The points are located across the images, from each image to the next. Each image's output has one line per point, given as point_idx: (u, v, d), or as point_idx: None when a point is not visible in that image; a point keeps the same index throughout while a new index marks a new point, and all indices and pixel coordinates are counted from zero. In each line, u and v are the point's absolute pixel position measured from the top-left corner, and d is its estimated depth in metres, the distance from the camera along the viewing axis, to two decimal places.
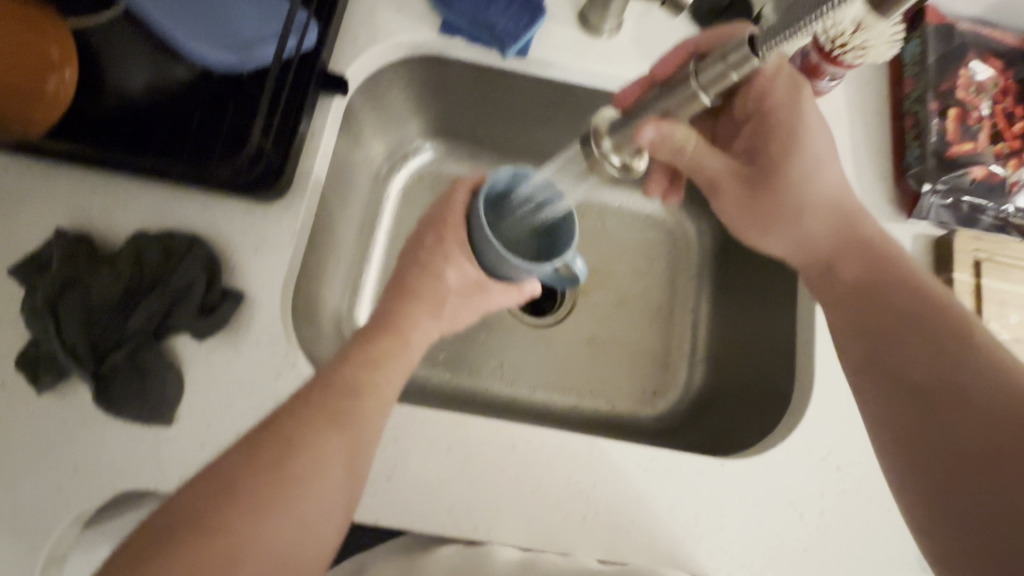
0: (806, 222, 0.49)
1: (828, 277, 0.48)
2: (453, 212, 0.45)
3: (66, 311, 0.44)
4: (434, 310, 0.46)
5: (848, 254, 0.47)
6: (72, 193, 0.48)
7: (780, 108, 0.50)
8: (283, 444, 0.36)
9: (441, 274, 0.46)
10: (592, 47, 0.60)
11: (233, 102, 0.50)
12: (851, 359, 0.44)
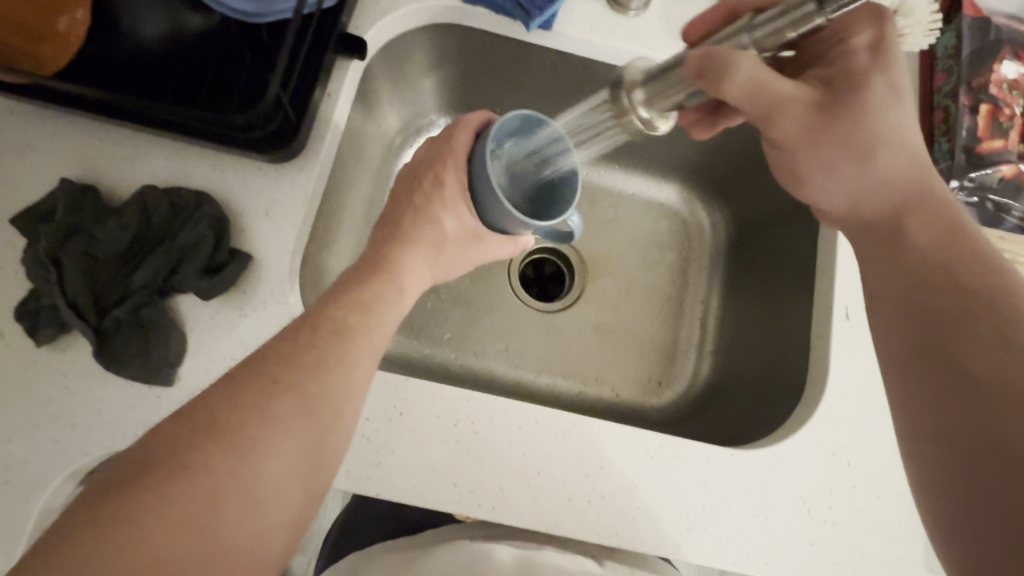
0: (877, 175, 0.42)
1: (895, 236, 0.41)
2: (454, 153, 0.45)
3: (68, 263, 0.42)
4: (429, 254, 0.47)
5: (916, 219, 0.41)
6: (81, 144, 0.47)
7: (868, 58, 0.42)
8: (287, 407, 0.35)
9: (438, 220, 0.47)
10: (618, 23, 0.58)
11: (249, 52, 0.48)
12: (901, 346, 0.38)
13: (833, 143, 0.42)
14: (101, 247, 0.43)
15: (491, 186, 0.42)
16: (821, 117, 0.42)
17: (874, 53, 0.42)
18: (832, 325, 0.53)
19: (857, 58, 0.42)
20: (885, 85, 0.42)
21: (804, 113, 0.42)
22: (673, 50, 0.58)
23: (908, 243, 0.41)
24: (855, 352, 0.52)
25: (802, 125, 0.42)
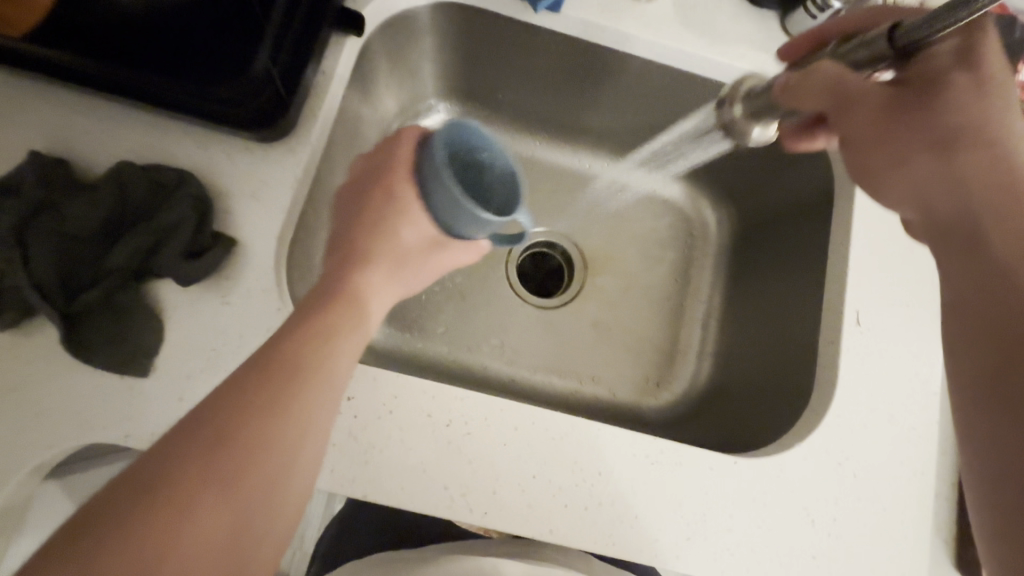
0: (959, 177, 0.38)
1: (976, 247, 0.36)
2: (401, 155, 0.42)
3: (37, 240, 0.39)
4: (392, 269, 0.43)
5: (1006, 231, 0.36)
6: (54, 114, 0.44)
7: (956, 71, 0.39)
8: (254, 411, 0.32)
9: (395, 231, 0.42)
10: (627, 9, 0.56)
11: (238, 22, 0.45)
12: (978, 371, 0.34)
13: (902, 138, 0.40)
14: (71, 226, 0.40)
15: (439, 184, 0.39)
16: (894, 113, 0.40)
17: (958, 60, 0.40)
18: (843, 330, 0.51)
19: (941, 59, 0.40)
20: (969, 88, 0.39)
21: (874, 107, 0.41)
22: (682, 39, 0.56)
23: (992, 256, 0.36)
24: (864, 358, 0.50)
25: (871, 121, 0.41)
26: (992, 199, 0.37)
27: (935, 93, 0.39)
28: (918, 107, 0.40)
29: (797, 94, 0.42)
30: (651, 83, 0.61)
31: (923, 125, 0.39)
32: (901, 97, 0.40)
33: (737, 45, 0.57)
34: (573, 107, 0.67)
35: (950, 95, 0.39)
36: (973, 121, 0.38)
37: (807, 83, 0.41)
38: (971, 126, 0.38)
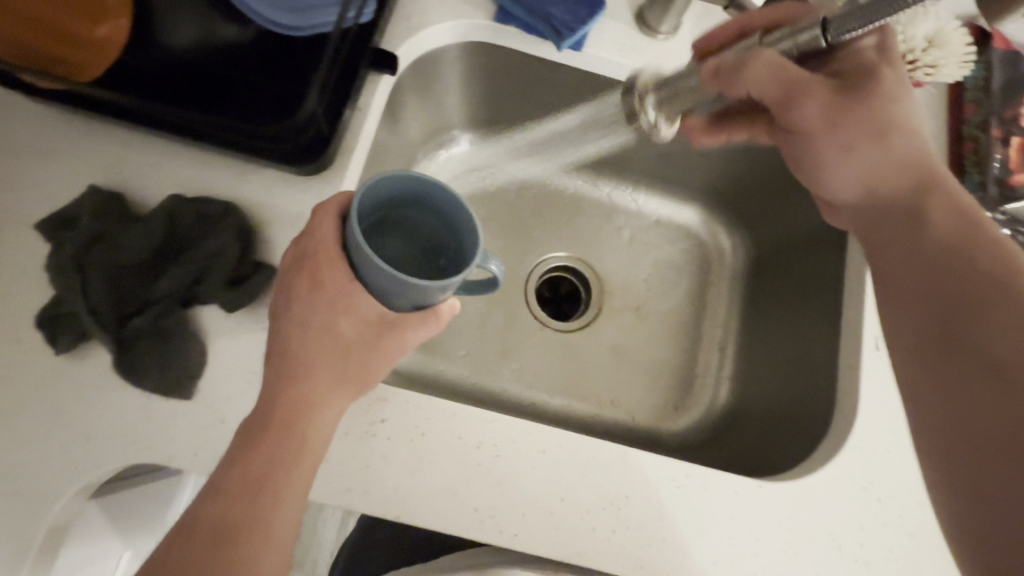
0: (892, 159, 0.41)
1: (918, 227, 0.40)
2: (322, 242, 0.37)
3: (93, 269, 0.42)
4: (334, 365, 0.38)
5: (935, 209, 0.40)
6: (108, 150, 0.47)
7: (887, 67, 0.42)
8: (293, 448, 0.37)
9: (334, 326, 0.38)
10: (647, 46, 0.58)
11: (283, 65, 0.48)
12: (924, 337, 0.36)
13: (850, 126, 0.41)
14: (124, 255, 0.43)
15: (382, 265, 0.34)
16: (841, 102, 0.41)
17: (880, 51, 0.43)
18: (861, 354, 0.52)
19: (868, 52, 0.43)
20: (895, 79, 0.42)
21: (827, 98, 0.41)
22: None
23: (924, 230, 0.39)
24: (885, 383, 0.51)
25: (823, 111, 0.42)
26: (912, 176, 0.41)
27: (871, 79, 0.42)
28: (862, 91, 0.41)
29: (741, 74, 0.42)
30: None
31: (867, 111, 0.41)
32: (845, 86, 0.42)
33: None
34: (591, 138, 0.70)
35: (884, 83, 0.42)
36: (901, 106, 0.42)
37: (751, 66, 0.41)
38: (899, 111, 0.42)
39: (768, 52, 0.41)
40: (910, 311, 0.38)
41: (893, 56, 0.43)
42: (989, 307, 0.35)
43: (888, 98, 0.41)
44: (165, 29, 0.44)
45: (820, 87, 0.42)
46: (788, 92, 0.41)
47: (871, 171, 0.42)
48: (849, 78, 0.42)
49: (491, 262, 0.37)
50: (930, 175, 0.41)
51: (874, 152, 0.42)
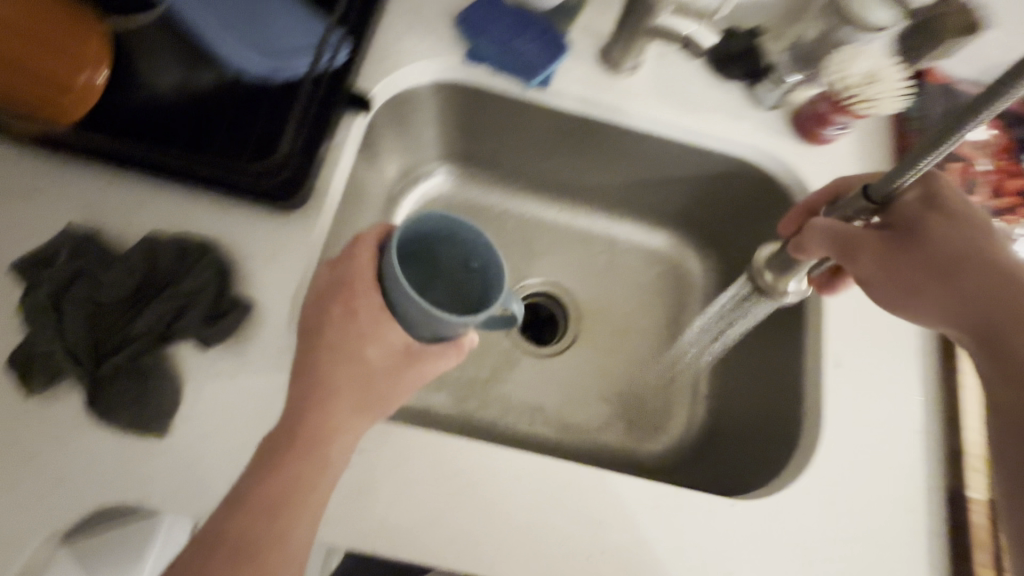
0: (964, 298, 0.45)
1: (997, 364, 0.43)
2: (360, 271, 0.40)
3: (70, 310, 0.42)
4: (355, 395, 0.40)
5: (1013, 343, 0.43)
6: (83, 190, 0.47)
7: (933, 217, 0.47)
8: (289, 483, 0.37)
9: (360, 353, 0.40)
10: (612, 84, 0.62)
11: (266, 104, 0.49)
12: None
13: (909, 275, 0.47)
14: (101, 293, 0.43)
15: (413, 300, 0.36)
16: (897, 259, 0.47)
17: (925, 203, 0.47)
18: (824, 372, 0.54)
19: (910, 205, 0.48)
20: (946, 222, 0.46)
21: (876, 252, 0.46)
22: (661, 109, 0.62)
23: (1009, 365, 0.43)
24: (846, 399, 0.53)
25: (876, 262, 0.47)
26: (995, 313, 0.44)
27: (919, 230, 0.47)
28: (918, 247, 0.46)
29: (806, 248, 0.46)
30: (637, 146, 0.66)
31: (924, 259, 0.46)
32: (895, 241, 0.47)
33: (715, 114, 0.62)
34: (564, 169, 0.72)
35: (934, 231, 0.46)
36: (959, 246, 0.46)
37: (810, 237, 0.46)
38: (959, 250, 0.46)
39: (820, 221, 0.45)
40: (1009, 447, 0.42)
41: (942, 204, 0.47)
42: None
43: (942, 244, 0.46)
44: (146, 73, 0.46)
45: (870, 244, 0.47)
46: (843, 256, 0.46)
47: (942, 315, 0.46)
48: (900, 233, 0.47)
49: (514, 301, 0.38)
50: (1010, 304, 0.43)
51: (948, 295, 0.45)
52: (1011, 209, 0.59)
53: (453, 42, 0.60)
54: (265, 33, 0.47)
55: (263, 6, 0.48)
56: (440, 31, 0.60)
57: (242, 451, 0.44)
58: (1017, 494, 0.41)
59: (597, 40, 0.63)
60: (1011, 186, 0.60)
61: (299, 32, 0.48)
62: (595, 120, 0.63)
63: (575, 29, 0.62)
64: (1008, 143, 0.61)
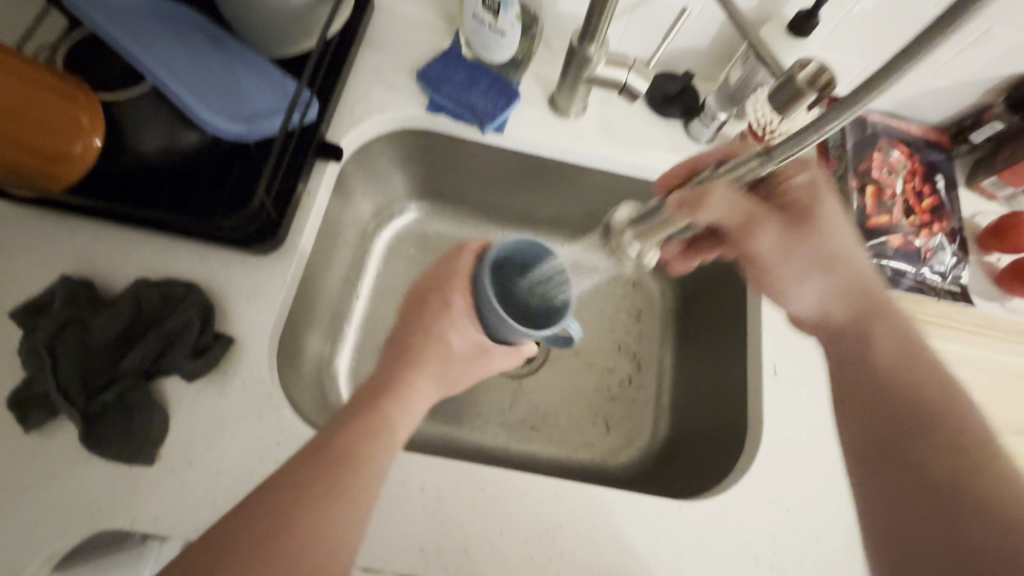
0: (839, 285, 0.48)
1: (861, 346, 0.46)
2: (456, 276, 0.49)
3: (64, 351, 0.46)
4: (435, 371, 0.49)
5: (878, 330, 0.46)
6: (79, 242, 0.53)
7: (821, 208, 0.48)
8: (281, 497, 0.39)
9: (445, 339, 0.49)
10: (561, 126, 0.68)
11: (239, 163, 0.56)
12: (874, 442, 0.42)
13: (798, 257, 0.48)
14: (93, 336, 0.47)
15: (492, 308, 0.45)
16: (790, 237, 0.47)
17: (811, 189, 0.48)
18: (762, 380, 0.59)
19: (803, 190, 0.48)
20: (832, 213, 0.48)
21: (775, 231, 0.47)
22: (606, 148, 0.68)
23: (870, 349, 0.45)
24: (785, 403, 0.58)
25: (775, 242, 0.48)
26: (863, 303, 0.47)
27: (812, 215, 0.48)
28: (805, 228, 0.47)
29: (697, 208, 0.42)
30: (588, 179, 0.72)
31: (811, 246, 0.48)
32: (787, 219, 0.47)
33: (652, 149, 0.68)
34: (525, 202, 0.78)
35: (824, 221, 0.48)
36: (838, 239, 0.48)
37: (708, 197, 0.42)
38: (839, 243, 0.48)
39: (721, 183, 0.41)
40: (858, 419, 0.43)
41: (826, 194, 0.48)
42: (927, 427, 0.40)
43: (826, 233, 0.48)
44: (130, 134, 0.48)
45: (771, 220, 0.47)
46: (740, 224, 0.46)
47: (825, 295, 0.48)
48: (795, 214, 0.48)
49: (572, 323, 0.47)
50: (876, 299, 0.47)
51: (825, 280, 0.48)
52: (921, 227, 0.66)
53: (415, 95, 0.66)
54: (238, 98, 0.51)
55: (230, 78, 0.52)
56: (403, 85, 0.66)
57: (225, 473, 0.48)
58: (862, 455, 0.42)
59: (546, 89, 0.69)
60: (920, 206, 0.67)
61: (269, 96, 0.53)
62: (547, 158, 0.70)
63: (526, 80, 0.69)
64: (919, 166, 0.69)
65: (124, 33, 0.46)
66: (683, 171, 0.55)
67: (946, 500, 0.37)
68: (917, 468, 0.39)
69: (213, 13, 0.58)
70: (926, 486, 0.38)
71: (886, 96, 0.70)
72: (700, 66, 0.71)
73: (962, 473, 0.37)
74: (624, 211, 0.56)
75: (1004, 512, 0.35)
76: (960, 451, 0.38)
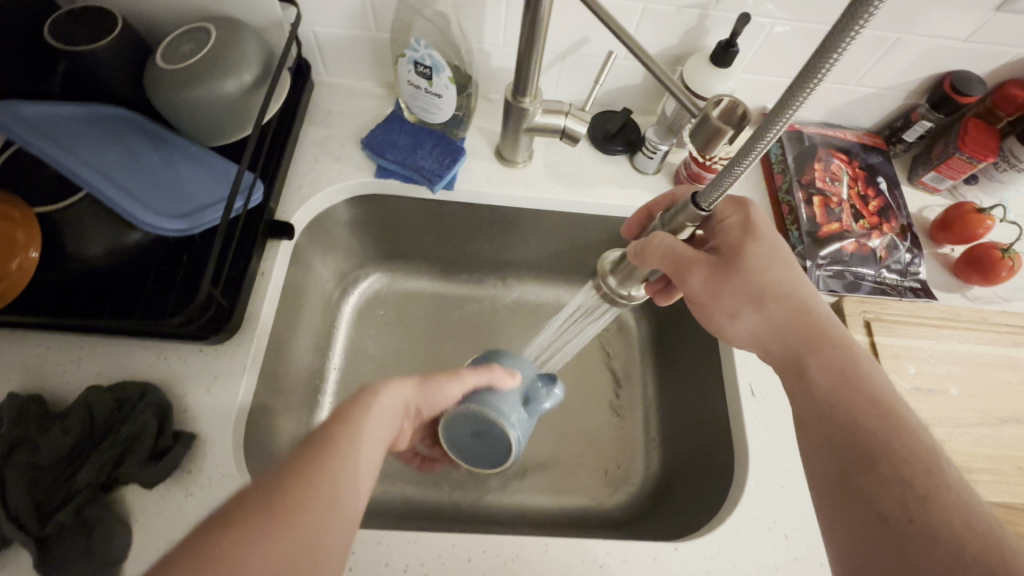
0: (773, 320, 0.47)
1: (803, 379, 0.45)
2: None
3: (12, 475, 0.44)
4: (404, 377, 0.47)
5: (816, 361, 0.45)
6: (30, 355, 0.52)
7: (751, 244, 0.48)
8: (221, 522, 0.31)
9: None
10: (510, 175, 0.69)
11: (187, 254, 0.56)
12: (826, 477, 0.40)
13: (730, 295, 0.48)
14: (45, 454, 0.45)
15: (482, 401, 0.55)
16: (718, 279, 0.47)
17: (743, 230, 0.48)
18: (741, 402, 0.59)
19: (731, 233, 0.49)
20: (762, 250, 0.48)
21: (705, 272, 0.47)
22: (556, 190, 0.69)
23: (809, 382, 0.44)
24: (766, 424, 0.58)
25: (706, 283, 0.48)
26: (799, 335, 0.46)
27: (740, 255, 0.48)
28: (734, 266, 0.47)
29: (645, 258, 0.45)
30: (544, 221, 0.73)
31: (741, 282, 0.47)
32: (719, 261, 0.48)
33: (602, 185, 0.70)
34: (488, 250, 0.78)
35: (751, 259, 0.47)
36: (770, 273, 0.47)
37: (650, 249, 0.45)
38: (771, 278, 0.47)
39: (661, 235, 0.44)
40: (807, 454, 0.43)
41: (756, 232, 0.48)
42: (873, 456, 0.39)
43: (757, 270, 0.47)
44: (72, 244, 0.47)
45: (701, 262, 0.47)
46: (675, 271, 0.46)
47: (761, 331, 0.48)
48: (723, 256, 0.48)
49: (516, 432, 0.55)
50: (816, 329, 0.46)
51: (758, 316, 0.48)
52: (872, 229, 0.67)
53: (363, 164, 0.67)
54: (179, 195, 0.51)
55: (173, 178, 0.52)
56: (351, 155, 0.68)
57: None
58: (816, 487, 0.41)
59: (491, 142, 0.71)
60: (868, 209, 0.69)
61: (212, 189, 0.53)
62: (501, 206, 0.71)
63: (471, 136, 0.71)
64: (860, 171, 0.71)
65: (61, 150, 0.46)
66: (638, 221, 0.55)
67: (896, 532, 0.35)
68: (865, 499, 0.38)
69: (154, 113, 0.59)
70: (875, 518, 0.37)
71: (819, 108, 0.73)
72: (636, 102, 0.74)
73: (908, 502, 0.36)
74: (609, 254, 0.52)
75: (949, 537, 0.34)
76: (906, 478, 0.37)
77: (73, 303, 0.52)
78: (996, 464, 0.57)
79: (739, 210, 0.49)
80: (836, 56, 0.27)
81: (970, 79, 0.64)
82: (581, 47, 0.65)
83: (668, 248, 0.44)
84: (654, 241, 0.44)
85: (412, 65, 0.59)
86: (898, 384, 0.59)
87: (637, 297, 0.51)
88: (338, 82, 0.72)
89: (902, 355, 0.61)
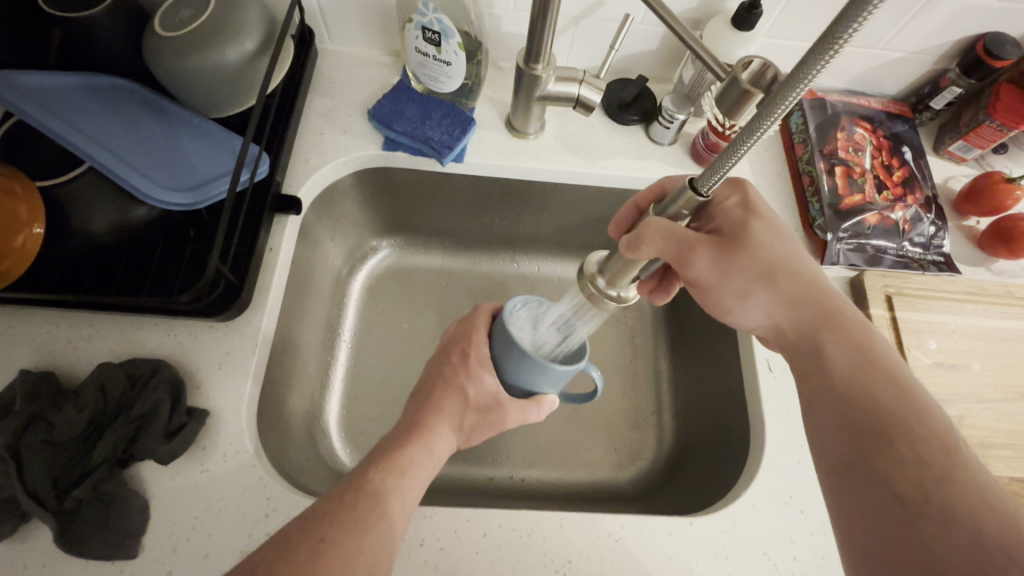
0: (784, 298, 0.45)
1: (817, 361, 0.43)
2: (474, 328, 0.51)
3: (27, 452, 0.44)
4: (454, 420, 0.49)
5: (830, 338, 0.43)
6: (42, 332, 0.52)
7: (757, 223, 0.46)
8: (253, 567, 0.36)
9: (462, 388, 0.49)
10: (520, 146, 0.67)
11: (194, 231, 0.55)
12: (837, 456, 0.40)
13: (739, 276, 0.45)
14: (59, 432, 0.45)
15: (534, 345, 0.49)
16: (723, 260, 0.45)
17: (743, 209, 0.46)
18: (758, 376, 0.58)
19: (732, 213, 0.46)
20: (763, 228, 0.46)
21: (710, 253, 0.44)
22: (569, 162, 0.67)
23: (823, 361, 0.43)
24: (783, 400, 0.57)
25: (711, 264, 0.44)
26: (811, 313, 0.44)
27: (744, 235, 0.45)
28: (739, 247, 0.45)
29: (640, 247, 0.39)
30: (555, 193, 0.71)
31: (749, 261, 0.45)
32: (722, 242, 0.45)
33: (616, 156, 0.67)
34: (497, 225, 0.77)
35: (755, 236, 0.45)
36: (774, 249, 0.45)
37: (644, 237, 0.39)
38: (776, 256, 0.45)
39: (656, 220, 0.39)
40: (818, 434, 0.42)
41: (758, 210, 0.46)
42: (891, 438, 0.37)
43: (761, 247, 0.45)
44: (78, 221, 0.46)
45: (703, 244, 0.43)
46: (676, 253, 0.41)
47: (770, 309, 0.46)
48: (726, 237, 0.45)
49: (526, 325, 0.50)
50: (829, 305, 0.45)
51: (768, 294, 0.45)
52: (896, 200, 0.65)
53: (371, 135, 0.66)
54: (185, 170, 0.50)
55: (177, 152, 0.51)
56: (358, 127, 0.66)
57: (212, 556, 0.45)
58: (828, 466, 0.40)
59: (503, 112, 0.69)
60: (891, 180, 0.66)
61: (218, 163, 0.52)
62: (513, 178, 0.69)
63: (480, 105, 0.69)
64: (884, 140, 0.69)
65: (51, 116, 0.44)
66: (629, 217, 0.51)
67: (912, 514, 0.34)
68: (880, 481, 0.36)
69: (155, 83, 0.58)
70: (891, 501, 0.36)
71: (843, 74, 0.70)
72: (652, 69, 0.71)
73: (927, 481, 0.35)
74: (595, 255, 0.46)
75: (968, 520, 0.33)
76: (924, 457, 0.36)
77: (80, 281, 0.51)
78: (1017, 440, 0.56)
79: (739, 189, 0.47)
80: (861, 19, 0.22)
81: (1005, 41, 0.61)
82: (596, 11, 0.62)
83: (661, 239, 0.39)
84: (653, 229, 0.39)
85: (420, 30, 0.56)
86: (920, 359, 0.58)
87: (629, 299, 0.44)
88: (343, 50, 0.70)
89: (924, 331, 0.59)
